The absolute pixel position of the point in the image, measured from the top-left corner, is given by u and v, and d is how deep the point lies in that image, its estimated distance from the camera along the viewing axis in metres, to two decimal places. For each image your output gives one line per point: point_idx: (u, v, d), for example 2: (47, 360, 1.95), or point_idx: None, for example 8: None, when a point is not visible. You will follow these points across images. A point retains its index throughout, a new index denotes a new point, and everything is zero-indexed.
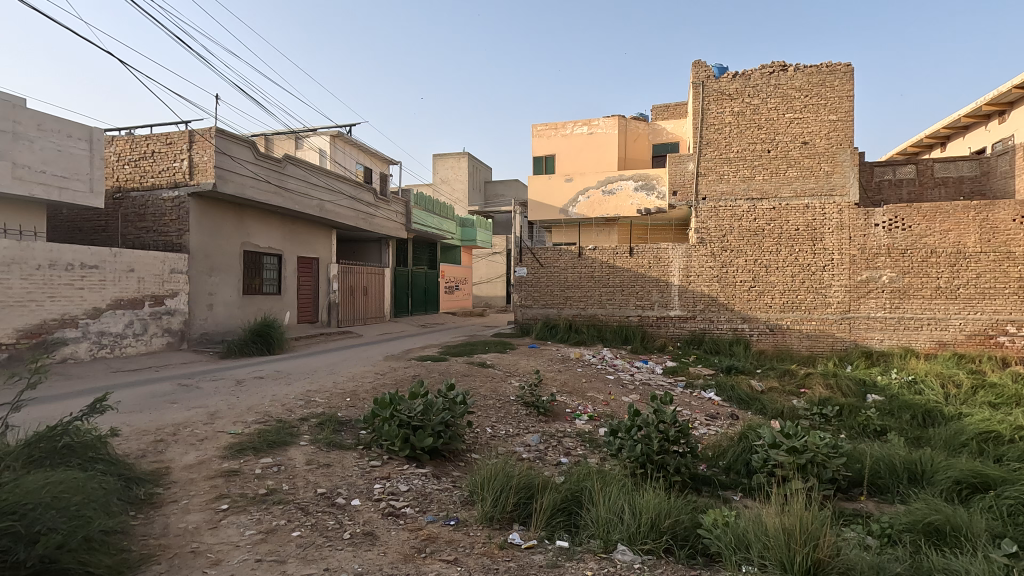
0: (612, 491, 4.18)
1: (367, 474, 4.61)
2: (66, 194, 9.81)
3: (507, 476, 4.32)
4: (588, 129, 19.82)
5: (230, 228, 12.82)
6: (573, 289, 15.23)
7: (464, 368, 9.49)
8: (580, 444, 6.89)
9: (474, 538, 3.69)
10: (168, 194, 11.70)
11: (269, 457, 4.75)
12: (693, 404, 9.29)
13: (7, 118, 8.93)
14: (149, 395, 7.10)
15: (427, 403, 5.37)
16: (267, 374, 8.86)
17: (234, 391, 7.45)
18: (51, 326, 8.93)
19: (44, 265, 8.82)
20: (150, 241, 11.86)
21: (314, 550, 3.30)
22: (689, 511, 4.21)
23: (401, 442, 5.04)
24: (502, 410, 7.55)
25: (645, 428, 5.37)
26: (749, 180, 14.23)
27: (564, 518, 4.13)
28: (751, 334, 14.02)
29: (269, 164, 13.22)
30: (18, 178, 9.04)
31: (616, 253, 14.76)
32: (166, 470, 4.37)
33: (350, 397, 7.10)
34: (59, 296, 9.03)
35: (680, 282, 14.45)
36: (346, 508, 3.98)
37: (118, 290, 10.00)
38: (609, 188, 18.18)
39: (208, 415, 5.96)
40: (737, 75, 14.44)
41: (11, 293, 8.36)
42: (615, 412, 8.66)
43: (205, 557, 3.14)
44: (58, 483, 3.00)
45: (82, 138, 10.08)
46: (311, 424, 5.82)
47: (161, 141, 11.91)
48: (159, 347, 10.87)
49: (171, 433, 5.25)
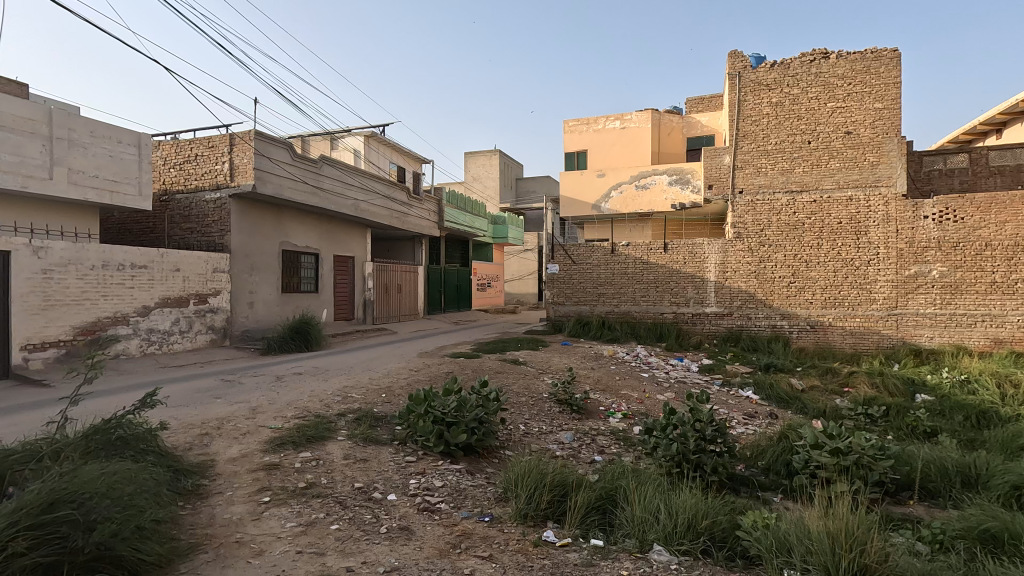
0: (648, 490, 4.13)
1: (403, 470, 4.68)
2: (115, 199, 10.24)
3: (541, 474, 4.31)
4: (620, 123, 19.57)
5: (268, 228, 13.18)
6: (607, 285, 15.08)
7: (496, 365, 9.51)
8: (615, 442, 6.82)
9: (508, 535, 3.69)
10: (212, 196, 12.12)
11: (309, 452, 4.88)
12: (731, 402, 9.10)
13: (62, 126, 9.39)
14: (196, 390, 7.37)
15: (461, 400, 5.43)
16: (305, 370, 9.10)
17: (274, 386, 7.67)
18: (105, 324, 9.35)
19: (98, 265, 9.25)
20: (195, 241, 12.32)
21: (352, 543, 3.36)
22: (728, 512, 4.13)
23: (435, 438, 5.10)
24: (535, 407, 7.54)
25: (681, 427, 5.28)
26: (788, 172, 13.81)
27: (598, 516, 4.10)
28: (791, 331, 13.62)
29: (305, 165, 13.53)
30: (72, 183, 9.52)
31: (650, 249, 14.58)
32: (211, 463, 4.52)
33: (385, 393, 7.22)
34: (111, 294, 9.45)
35: (717, 278, 14.13)
36: (382, 503, 4.04)
37: (165, 289, 10.41)
38: (642, 183, 18.01)
39: (250, 410, 6.15)
40: (776, 64, 14.05)
41: (68, 292, 8.80)
42: (649, 411, 8.54)
43: (249, 548, 3.23)
44: (113, 474, 3.14)
45: (131, 143, 10.50)
46: (348, 419, 5.95)
47: (203, 144, 12.30)
48: (204, 343, 11.28)
49: (216, 427, 5.44)
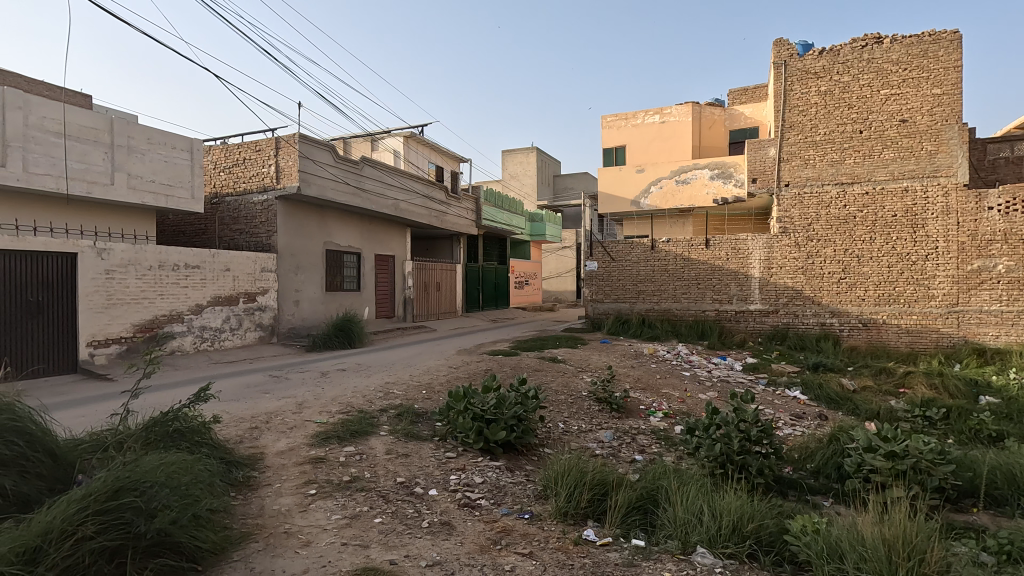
0: (691, 491, 4.05)
1: (444, 465, 4.73)
2: (170, 202, 10.72)
3: (580, 472, 4.29)
4: (659, 118, 19.21)
5: (313, 228, 13.56)
6: (646, 283, 14.85)
7: (535, 363, 9.52)
8: (656, 442, 6.72)
9: (548, 533, 3.69)
10: (259, 198, 12.56)
11: (352, 446, 5.00)
12: (777, 402, 8.83)
13: (122, 134, 9.92)
14: (245, 385, 7.67)
15: (500, 397, 5.45)
16: (348, 367, 9.33)
17: (320, 382, 7.90)
18: (161, 321, 9.82)
19: (155, 266, 9.72)
20: (243, 242, 12.79)
21: (395, 537, 3.43)
22: (775, 516, 4.01)
23: (475, 435, 5.14)
24: (575, 406, 7.50)
25: (724, 427, 5.15)
26: (838, 164, 13.26)
27: (639, 516, 4.05)
28: (842, 329, 13.09)
29: (347, 166, 13.85)
30: (132, 188, 10.04)
31: (691, 245, 14.31)
32: (261, 456, 4.70)
33: (426, 389, 7.33)
34: (167, 293, 9.92)
35: (762, 275, 13.70)
36: (424, 498, 4.11)
37: (216, 288, 10.86)
38: (682, 177, 17.75)
39: (296, 405, 6.36)
40: (824, 51, 13.52)
41: (129, 291, 9.28)
42: (691, 410, 8.37)
43: (297, 538, 3.34)
44: (171, 465, 3.30)
45: (184, 149, 10.99)
46: (390, 415, 6.06)
47: (251, 148, 12.73)
48: (253, 340, 11.72)
49: (265, 421, 5.65)
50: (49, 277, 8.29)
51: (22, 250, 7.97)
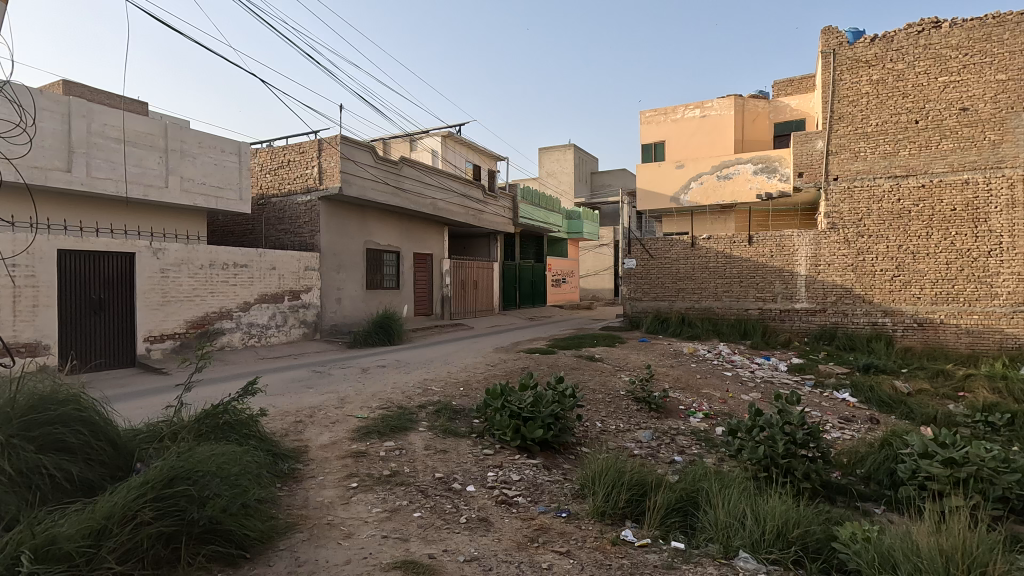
0: (733, 494, 3.95)
1: (481, 462, 4.77)
2: (219, 203, 11.16)
3: (618, 472, 4.24)
4: (700, 112, 18.77)
5: (354, 227, 13.87)
6: (686, 280, 14.56)
7: (573, 362, 9.47)
8: (696, 443, 6.58)
9: (586, 533, 3.67)
10: (303, 199, 12.93)
11: (392, 441, 5.10)
12: (825, 405, 8.51)
13: (176, 139, 10.37)
14: (291, 380, 7.92)
15: (537, 395, 5.45)
16: (388, 363, 9.51)
17: (360, 378, 8.08)
18: (212, 318, 10.25)
19: (206, 265, 10.13)
20: (288, 242, 13.21)
21: (433, 532, 3.48)
22: (822, 522, 3.87)
23: (512, 432, 5.16)
24: (612, 405, 7.42)
25: (769, 429, 5.01)
26: (892, 156, 12.66)
27: (678, 518, 3.98)
28: (895, 329, 12.51)
29: (387, 167, 14.09)
30: (184, 190, 10.50)
31: (733, 242, 13.94)
32: (305, 449, 4.84)
33: (463, 386, 7.40)
34: (218, 291, 10.34)
35: (808, 272, 13.23)
36: (461, 494, 4.15)
37: (263, 287, 11.24)
38: (724, 172, 17.32)
39: (338, 400, 6.53)
40: (877, 38, 12.94)
41: (182, 289, 9.72)
42: (733, 411, 8.16)
43: (339, 530, 3.43)
44: (222, 455, 3.44)
45: (233, 152, 11.41)
46: (428, 411, 6.15)
47: (295, 150, 13.12)
48: (297, 337, 12.09)
49: (309, 415, 5.82)
50: (109, 275, 8.76)
51: (86, 250, 8.45)
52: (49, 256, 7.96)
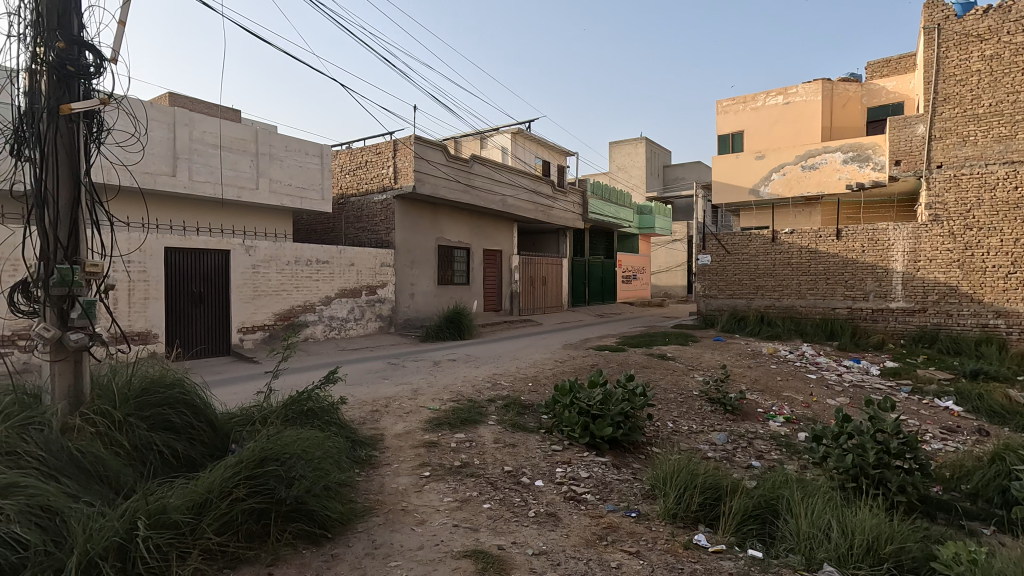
0: (817, 503, 3.72)
1: (550, 458, 4.79)
2: (303, 203, 11.84)
3: (691, 474, 4.12)
4: (783, 98, 17.72)
5: (426, 225, 14.27)
6: (766, 277, 13.84)
7: (643, 360, 9.28)
8: (776, 448, 6.26)
9: (656, 534, 3.59)
10: (379, 198, 13.48)
11: (463, 433, 5.22)
12: (923, 413, 7.83)
13: (265, 144, 11.10)
14: (368, 371, 8.31)
15: (607, 393, 5.39)
16: (459, 357, 9.74)
17: (432, 371, 8.32)
18: (297, 311, 10.91)
19: (292, 261, 10.79)
20: (366, 239, 13.80)
21: (502, 523, 3.53)
22: (919, 539, 3.57)
23: (581, 429, 5.14)
24: (685, 405, 7.21)
25: (858, 436, 4.69)
26: (1008, 139, 11.41)
27: (756, 526, 3.80)
28: (1009, 332, 11.25)
29: (458, 165, 14.39)
30: (273, 192, 11.23)
31: (819, 236, 13.14)
32: (381, 437, 5.06)
33: (532, 382, 7.45)
34: (302, 286, 10.99)
35: (905, 268, 12.18)
36: (530, 488, 4.18)
37: (342, 282, 11.82)
38: (810, 162, 16.36)
39: (412, 392, 6.76)
40: (990, 9, 11.73)
41: (271, 284, 10.42)
42: (817, 416, 7.68)
43: (413, 516, 3.56)
44: (306, 440, 3.66)
45: (316, 154, 12.05)
46: (498, 405, 6.24)
47: (372, 151, 13.68)
48: (374, 330, 12.64)
49: (384, 405, 6.07)
50: (209, 271, 9.54)
51: (188, 248, 9.23)
52: (158, 254, 8.77)
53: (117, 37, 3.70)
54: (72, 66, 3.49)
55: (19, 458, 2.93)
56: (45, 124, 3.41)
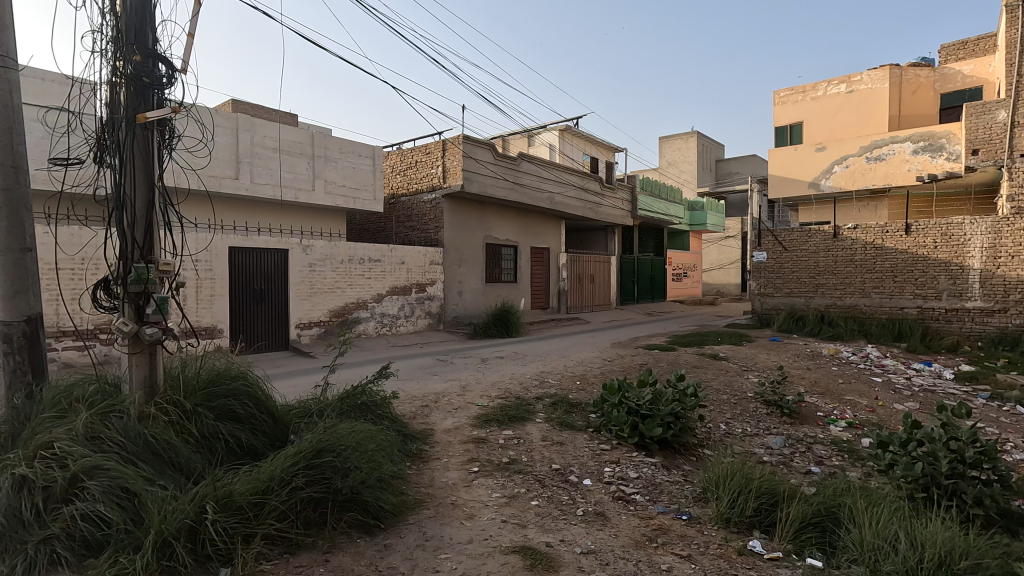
0: (882, 513, 3.54)
1: (598, 457, 4.75)
2: (357, 203, 12.20)
3: (746, 478, 3.99)
4: (846, 87, 16.84)
5: (474, 223, 14.41)
6: (826, 275, 13.23)
7: (694, 360, 9.05)
8: (837, 454, 5.98)
9: (709, 538, 3.50)
10: (429, 197, 13.73)
11: (511, 430, 5.26)
12: (1003, 421, 7.28)
13: (321, 146, 11.49)
14: (418, 367, 8.49)
15: (656, 393, 5.31)
16: (506, 355, 9.79)
17: (480, 368, 8.42)
18: (351, 308, 11.27)
19: (346, 259, 11.14)
20: (415, 238, 14.08)
21: (551, 521, 3.54)
22: (998, 556, 3.32)
23: (630, 429, 5.07)
24: (739, 407, 7.00)
25: (929, 444, 4.42)
26: None
27: (815, 534, 3.64)
28: None
29: (506, 163, 14.47)
30: (328, 193, 11.62)
31: (885, 231, 12.46)
32: (431, 432, 5.16)
33: (580, 380, 7.42)
34: (356, 284, 11.34)
35: (983, 265, 11.34)
36: (578, 486, 4.17)
37: (393, 280, 12.12)
38: (875, 154, 15.74)
39: (461, 388, 6.86)
40: None
41: (326, 281, 10.80)
42: (883, 421, 7.28)
43: (462, 510, 3.61)
44: (360, 433, 3.78)
45: (368, 155, 12.38)
46: (546, 403, 6.24)
47: (422, 151, 13.94)
48: (423, 327, 12.90)
49: (434, 401, 6.20)
50: (269, 269, 9.98)
51: (250, 247, 9.68)
52: (223, 253, 9.26)
53: (187, 49, 3.93)
54: (147, 77, 3.74)
55: (101, 443, 3.17)
56: (124, 132, 3.67)
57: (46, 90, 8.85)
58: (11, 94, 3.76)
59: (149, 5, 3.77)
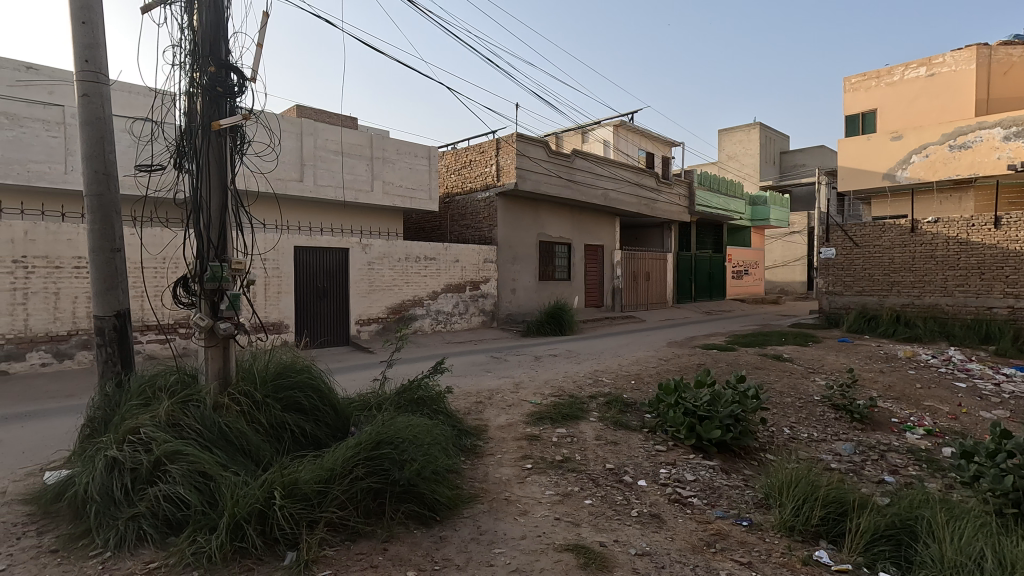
0: (966, 528, 3.28)
1: (653, 458, 4.66)
2: (413, 203, 12.48)
3: (812, 485, 3.81)
4: (926, 70, 15.67)
5: (528, 221, 14.45)
6: (902, 272, 12.41)
7: (756, 361, 8.70)
8: (914, 464, 5.59)
9: (771, 546, 3.37)
10: (483, 195, 13.86)
11: (564, 428, 5.25)
12: None
13: (379, 148, 11.83)
14: (473, 364, 8.60)
15: (715, 394, 5.16)
16: (560, 353, 9.76)
17: (534, 365, 8.45)
18: (407, 305, 11.57)
19: (403, 258, 11.44)
20: (470, 236, 14.25)
21: (605, 521, 3.50)
22: None
23: (687, 431, 4.94)
24: (805, 410, 6.67)
25: (1021, 455, 4.08)
26: None
27: (889, 547, 3.42)
28: None
29: (559, 161, 14.41)
30: (386, 193, 11.95)
31: (971, 225, 11.58)
32: (485, 428, 5.22)
33: (635, 379, 7.30)
34: (412, 281, 11.63)
35: None
36: (633, 487, 4.11)
37: (448, 278, 12.33)
38: (960, 142, 14.65)
39: (514, 385, 6.91)
40: None
41: (384, 279, 11.13)
42: (967, 430, 6.74)
43: (516, 506, 3.64)
44: (417, 427, 3.87)
45: (424, 156, 12.64)
46: (600, 402, 6.18)
47: (476, 151, 14.10)
48: (477, 324, 13.07)
49: (487, 397, 6.26)
50: (331, 268, 10.38)
51: (313, 247, 10.10)
52: (289, 253, 9.71)
53: (256, 58, 4.14)
54: (220, 86, 3.98)
55: (181, 430, 3.41)
56: (200, 139, 3.91)
57: (133, 102, 9.58)
58: (103, 107, 4.09)
59: (222, 19, 4.01)
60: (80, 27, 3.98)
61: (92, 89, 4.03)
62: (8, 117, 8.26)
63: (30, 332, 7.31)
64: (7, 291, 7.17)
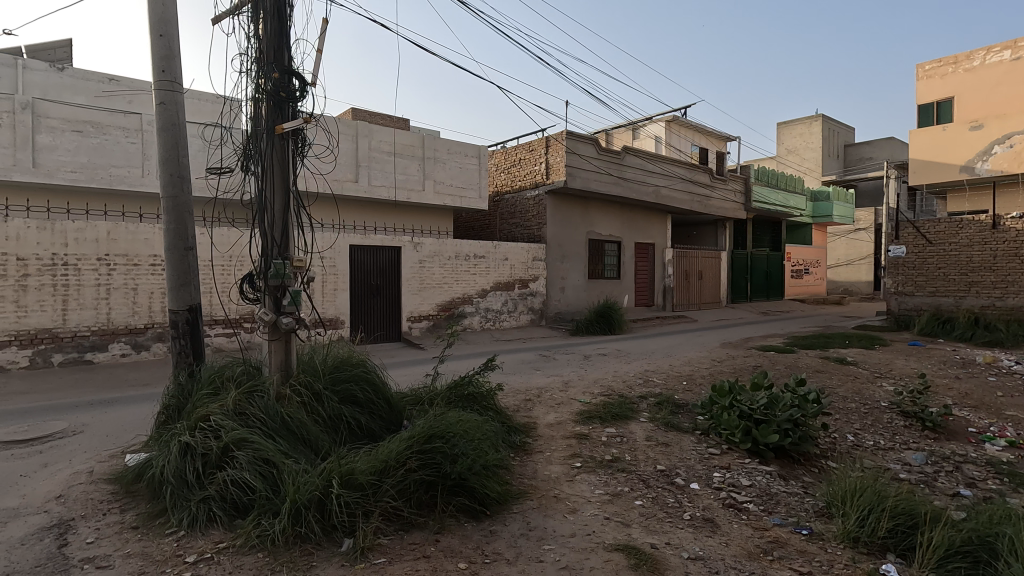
0: None
1: (707, 461, 4.54)
2: (463, 202, 12.64)
3: (879, 494, 3.62)
4: (1010, 53, 14.31)
5: (577, 219, 14.36)
6: (981, 271, 11.57)
7: (817, 363, 8.32)
8: (994, 476, 5.20)
9: (833, 556, 3.23)
10: (532, 194, 13.88)
11: (614, 428, 5.20)
12: None
13: (430, 148, 12.05)
14: (522, 362, 8.64)
15: (773, 398, 4.97)
16: (609, 352, 9.66)
17: (583, 364, 8.41)
18: (457, 303, 11.74)
19: (453, 256, 11.61)
20: (519, 234, 14.30)
21: (656, 523, 3.45)
22: None
23: (742, 434, 4.80)
24: (871, 417, 6.32)
25: None
26: None
27: (965, 564, 3.21)
28: None
29: (609, 157, 14.23)
30: (437, 192, 12.16)
31: None
32: (534, 425, 5.24)
33: (686, 380, 7.14)
34: (462, 280, 11.80)
35: None
36: (686, 490, 4.03)
37: (497, 276, 12.43)
38: None
39: (564, 383, 6.90)
40: None
41: (435, 277, 11.34)
42: None
43: (564, 504, 3.64)
44: (468, 423, 3.92)
45: (474, 155, 12.78)
46: (650, 402, 6.08)
47: (525, 149, 14.14)
48: (526, 322, 13.11)
49: (536, 395, 6.29)
50: (384, 266, 10.67)
51: (368, 245, 10.41)
52: (345, 251, 10.06)
53: (316, 63, 4.30)
54: (283, 92, 4.16)
55: (247, 418, 3.59)
56: (265, 142, 4.11)
57: (202, 108, 10.15)
58: (178, 114, 4.36)
59: (286, 27, 4.19)
60: (158, 39, 4.26)
61: (168, 97, 4.30)
62: (93, 125, 8.91)
63: (112, 324, 7.89)
64: (93, 287, 7.76)
